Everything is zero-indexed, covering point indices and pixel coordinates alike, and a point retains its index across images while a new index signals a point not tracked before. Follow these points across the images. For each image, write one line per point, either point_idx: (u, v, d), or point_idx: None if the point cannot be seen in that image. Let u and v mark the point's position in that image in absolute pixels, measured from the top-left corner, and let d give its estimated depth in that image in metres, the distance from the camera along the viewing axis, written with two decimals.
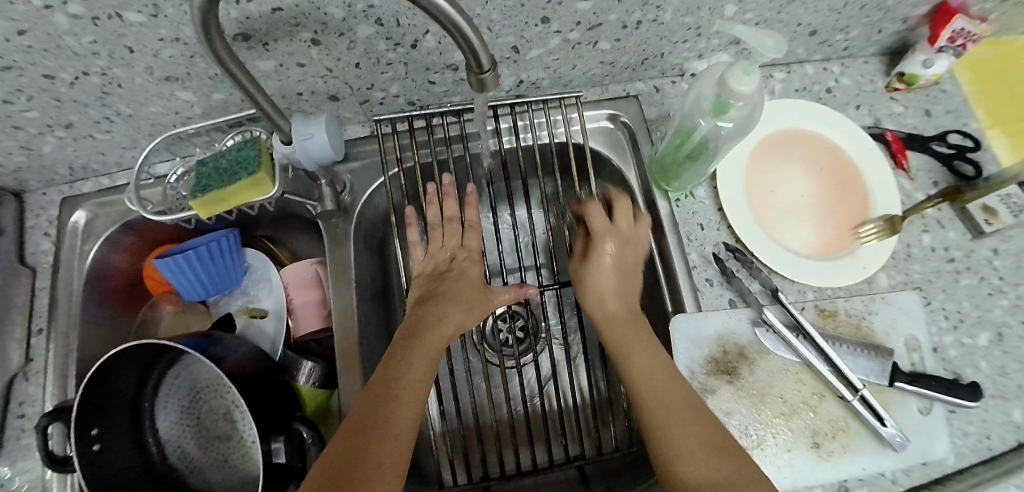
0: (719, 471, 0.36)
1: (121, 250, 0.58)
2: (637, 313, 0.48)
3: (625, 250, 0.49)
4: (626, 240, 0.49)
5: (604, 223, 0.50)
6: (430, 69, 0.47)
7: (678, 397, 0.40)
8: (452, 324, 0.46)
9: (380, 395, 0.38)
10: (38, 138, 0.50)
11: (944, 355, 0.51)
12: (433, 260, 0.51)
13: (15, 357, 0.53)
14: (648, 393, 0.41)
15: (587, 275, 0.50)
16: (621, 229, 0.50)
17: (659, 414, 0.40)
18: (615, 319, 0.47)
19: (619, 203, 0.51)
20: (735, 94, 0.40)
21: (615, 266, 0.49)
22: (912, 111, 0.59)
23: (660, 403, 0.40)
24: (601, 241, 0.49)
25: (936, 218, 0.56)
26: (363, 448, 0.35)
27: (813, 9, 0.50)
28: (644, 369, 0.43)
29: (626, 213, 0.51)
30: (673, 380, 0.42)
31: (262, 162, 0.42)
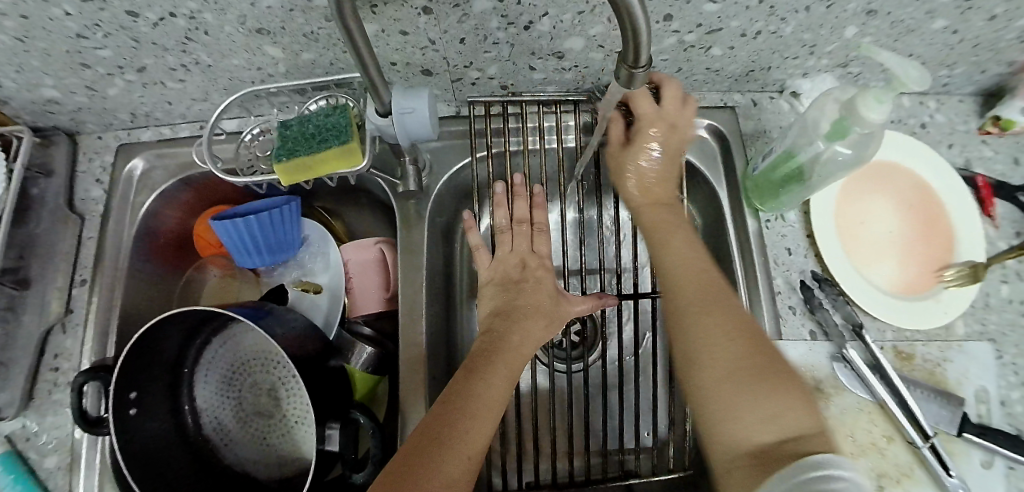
0: (773, 418, 0.32)
1: (176, 206, 0.56)
2: (681, 216, 0.46)
3: (671, 135, 0.48)
4: (674, 124, 0.48)
5: (654, 107, 0.48)
6: (535, 53, 0.44)
7: (723, 302, 0.37)
8: (531, 340, 0.44)
9: (458, 410, 0.37)
10: (106, 79, 0.46)
11: (1010, 410, 0.50)
12: (505, 267, 0.49)
13: (55, 307, 0.50)
14: (684, 295, 0.39)
15: (624, 160, 0.49)
16: (670, 113, 0.48)
17: (694, 317, 0.37)
18: (656, 214, 0.46)
19: (669, 84, 0.48)
20: (862, 121, 0.38)
21: (663, 150, 0.48)
22: (1002, 157, 0.57)
23: (701, 307, 0.37)
24: (647, 124, 0.48)
25: (1016, 269, 0.54)
26: (434, 461, 0.33)
27: (929, 42, 0.48)
28: (684, 264, 0.41)
29: (676, 97, 0.48)
30: (716, 284, 0.39)
31: (355, 132, 0.41)
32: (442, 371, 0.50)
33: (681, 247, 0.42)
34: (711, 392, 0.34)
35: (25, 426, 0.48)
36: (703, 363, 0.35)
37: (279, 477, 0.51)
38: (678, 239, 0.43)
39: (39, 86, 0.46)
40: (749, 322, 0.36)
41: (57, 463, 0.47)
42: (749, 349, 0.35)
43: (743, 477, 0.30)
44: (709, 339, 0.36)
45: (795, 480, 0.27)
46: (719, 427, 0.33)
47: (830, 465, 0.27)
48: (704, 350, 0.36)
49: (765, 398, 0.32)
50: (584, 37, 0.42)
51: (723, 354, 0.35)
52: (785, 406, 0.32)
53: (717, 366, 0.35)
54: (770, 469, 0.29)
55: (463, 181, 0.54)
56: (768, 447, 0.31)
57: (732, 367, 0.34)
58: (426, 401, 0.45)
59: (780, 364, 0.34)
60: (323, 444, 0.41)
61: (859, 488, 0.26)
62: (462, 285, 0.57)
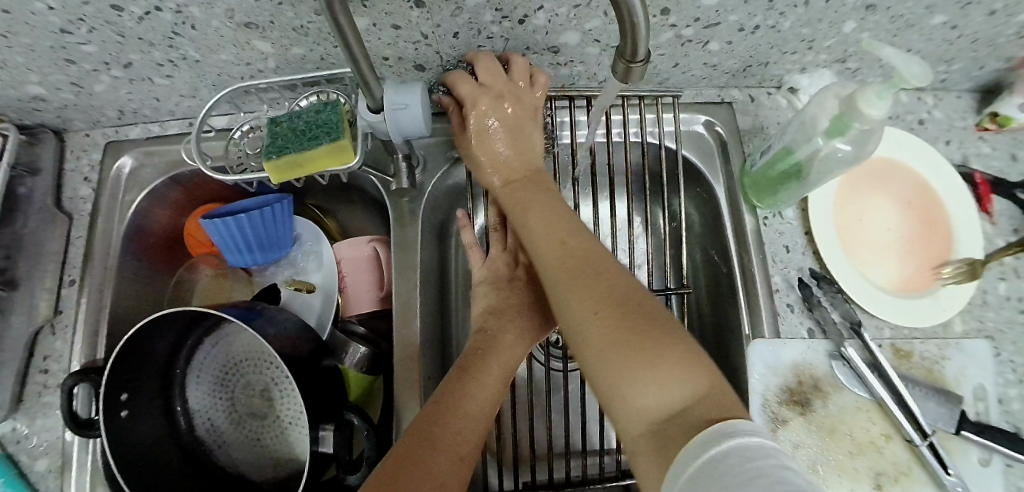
0: (665, 392, 0.28)
1: (164, 205, 0.55)
2: (541, 175, 0.44)
3: (507, 107, 0.43)
4: (506, 97, 0.42)
5: (472, 88, 0.42)
6: (530, 48, 0.44)
7: (587, 274, 0.35)
8: (527, 339, 0.44)
9: (450, 411, 0.36)
10: (92, 75, 0.45)
11: (1007, 407, 0.50)
12: (498, 266, 0.49)
13: (43, 308, 0.50)
14: (559, 275, 0.36)
15: (467, 146, 0.45)
16: (496, 87, 0.42)
17: (568, 302, 0.35)
18: (511, 188, 0.44)
19: (483, 62, 0.42)
20: (862, 117, 0.38)
21: (502, 126, 0.43)
22: (1000, 154, 0.56)
23: (573, 287, 0.35)
24: (476, 109, 0.42)
25: (1014, 266, 0.54)
26: (424, 461, 0.33)
27: (927, 37, 0.48)
28: (557, 245, 0.38)
29: (522, 69, 0.43)
30: (590, 256, 0.36)
31: (346, 128, 0.40)
32: (436, 372, 0.49)
33: (552, 223, 0.40)
34: (600, 373, 0.31)
35: (14, 429, 0.47)
36: (586, 346, 0.33)
37: (274, 478, 0.50)
38: (541, 213, 0.41)
39: (23, 83, 0.45)
40: (628, 287, 0.34)
41: (48, 466, 0.47)
42: (618, 320, 0.32)
43: (649, 463, 0.27)
44: (590, 318, 0.33)
45: (690, 470, 0.23)
46: (618, 410, 0.31)
47: (724, 439, 0.24)
48: (586, 330, 0.33)
49: (649, 366, 0.29)
50: (580, 32, 0.41)
51: (600, 333, 0.32)
52: (669, 367, 0.29)
53: (599, 346, 0.32)
54: (667, 451, 0.26)
55: (458, 177, 0.53)
56: (662, 423, 0.28)
57: (608, 345, 0.31)
58: (420, 401, 0.45)
59: (656, 320, 0.31)
60: (317, 446, 0.41)
61: (755, 456, 0.22)
62: (457, 284, 0.56)
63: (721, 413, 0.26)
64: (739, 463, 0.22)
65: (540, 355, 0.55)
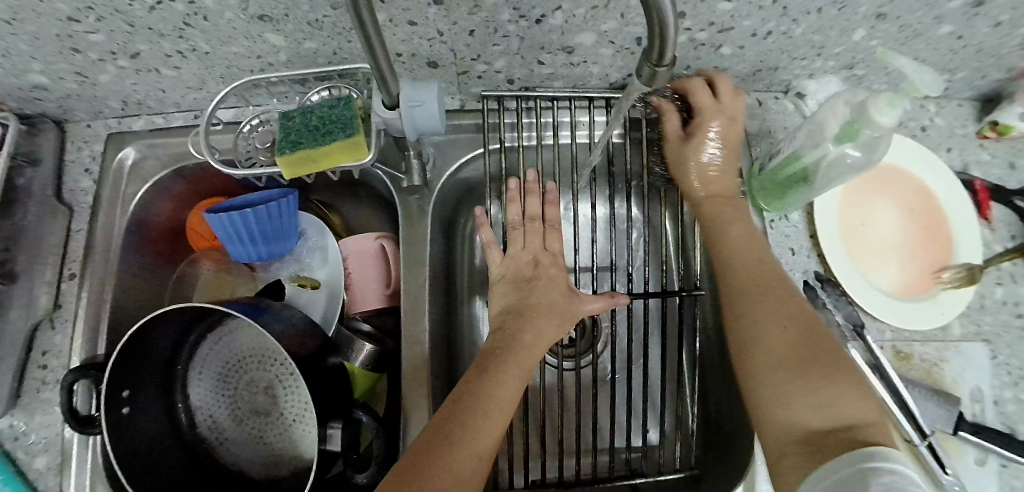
0: (829, 408, 0.33)
1: (167, 198, 0.55)
2: (735, 194, 0.47)
3: (732, 125, 0.47)
4: (731, 116, 0.47)
5: (711, 100, 0.47)
6: (544, 48, 0.44)
7: (776, 291, 0.39)
8: (544, 339, 0.44)
9: (468, 408, 0.36)
10: (97, 65, 0.45)
11: (1003, 409, 0.51)
12: (517, 265, 0.49)
13: (43, 301, 0.49)
14: (742, 287, 0.40)
15: (684, 154, 0.47)
16: (726, 105, 0.47)
17: (749, 310, 0.39)
18: (711, 194, 0.47)
19: (722, 81, 0.47)
20: (873, 124, 0.38)
21: (721, 139, 0.46)
22: (998, 162, 0.58)
23: (764, 299, 0.39)
24: (710, 117, 0.46)
25: (1010, 272, 0.55)
26: (441, 457, 0.33)
27: (933, 46, 0.48)
28: (746, 261, 0.42)
29: (730, 88, 0.47)
30: (773, 275, 0.41)
31: (360, 125, 0.40)
32: (443, 371, 0.49)
33: (744, 239, 0.43)
34: (764, 379, 0.36)
35: (12, 425, 0.47)
36: (754, 353, 0.37)
37: (277, 476, 0.50)
38: (738, 227, 0.44)
39: (26, 72, 0.45)
40: (809, 313, 0.38)
41: (47, 463, 0.46)
42: (798, 339, 0.36)
43: (798, 464, 0.33)
44: (771, 328, 0.37)
45: (845, 471, 0.29)
46: (770, 415, 0.36)
47: (881, 457, 0.29)
48: (763, 340, 0.37)
49: (819, 387, 0.34)
50: (595, 32, 0.42)
51: (776, 344, 0.37)
52: (841, 389, 0.34)
53: (769, 354, 0.37)
54: (822, 456, 0.31)
55: (467, 175, 0.53)
56: (823, 434, 0.33)
57: (783, 359, 0.36)
58: (427, 400, 0.44)
59: (835, 347, 0.36)
60: (323, 444, 0.40)
61: (909, 479, 0.27)
62: (463, 281, 0.56)
63: (887, 441, 0.31)
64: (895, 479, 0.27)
65: (553, 359, 0.56)
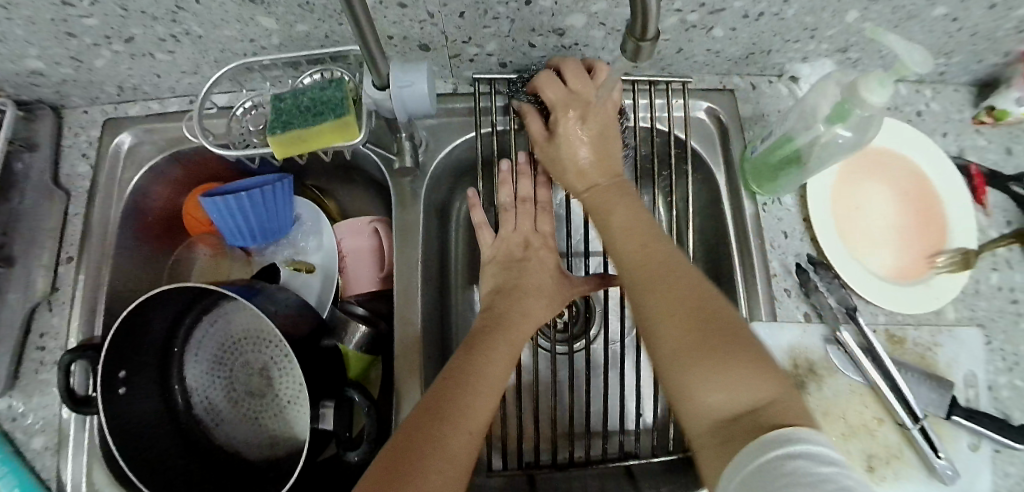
0: (737, 392, 0.29)
1: (164, 182, 0.55)
2: (622, 181, 0.45)
3: (591, 113, 0.46)
4: (588, 102, 0.46)
5: (563, 92, 0.45)
6: (535, 30, 0.44)
7: (669, 273, 0.36)
8: (532, 319, 0.44)
9: (457, 386, 0.36)
10: (93, 49, 0.45)
11: (996, 394, 0.51)
12: (508, 246, 0.49)
13: (40, 283, 0.49)
14: (635, 275, 0.38)
15: (556, 153, 0.47)
16: (585, 95, 0.45)
17: (643, 298, 0.36)
18: (596, 185, 0.45)
19: (598, 69, 0.46)
20: (863, 104, 0.38)
21: (585, 130, 0.46)
22: (995, 147, 0.57)
23: (653, 285, 0.36)
24: (564, 113, 0.46)
25: (1006, 257, 0.55)
26: (436, 434, 0.32)
27: (928, 29, 0.48)
28: (636, 249, 0.39)
29: (578, 72, 0.45)
30: (663, 257, 0.37)
31: (351, 105, 0.40)
32: (435, 353, 0.50)
33: (630, 225, 0.41)
34: (667, 366, 0.32)
35: (10, 406, 0.47)
36: (655, 343, 0.34)
37: (272, 457, 0.51)
38: (622, 213, 0.42)
39: (23, 57, 0.45)
40: (704, 287, 0.34)
41: (45, 444, 0.47)
42: (692, 318, 0.32)
43: (713, 461, 0.28)
44: (660, 321, 0.33)
45: (754, 465, 0.25)
46: (684, 407, 0.31)
47: (787, 442, 0.25)
48: (661, 326, 0.33)
49: (717, 368, 0.30)
50: (585, 14, 0.42)
51: (667, 337, 0.33)
52: (741, 366, 0.30)
53: (670, 338, 0.32)
54: (732, 448, 0.27)
55: (459, 159, 0.53)
56: (732, 422, 0.28)
57: (682, 340, 0.32)
58: (421, 381, 0.45)
59: (738, 325, 0.32)
60: (317, 423, 0.41)
61: (817, 463, 0.23)
62: (456, 265, 0.56)
63: (796, 422, 0.26)
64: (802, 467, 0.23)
65: (545, 341, 0.57)
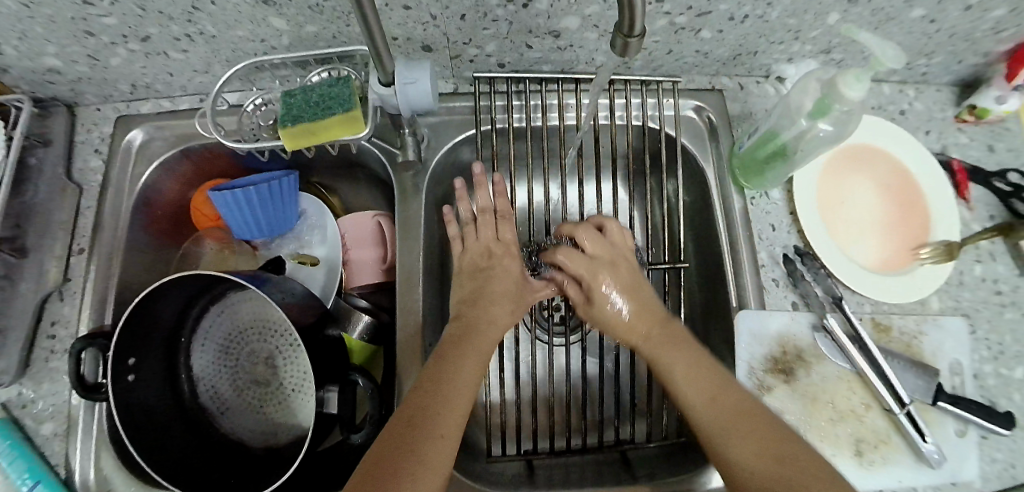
0: None
1: (173, 177, 0.57)
2: (662, 312, 0.48)
3: (619, 270, 0.50)
4: (615, 242, 0.52)
5: (586, 261, 0.50)
6: (532, 32, 0.46)
7: (740, 411, 0.39)
8: (500, 324, 0.46)
9: (429, 396, 0.38)
10: (109, 48, 0.47)
11: (982, 382, 0.52)
12: (470, 256, 0.50)
13: (53, 273, 0.51)
14: (709, 411, 0.40)
15: (598, 323, 0.50)
16: (602, 255, 0.51)
17: (727, 438, 0.38)
18: (648, 324, 0.47)
19: (610, 228, 0.53)
20: (842, 99, 0.40)
21: (619, 287, 0.49)
22: (977, 144, 0.59)
23: (729, 421, 0.39)
24: (596, 277, 0.50)
25: (989, 250, 0.56)
26: (410, 447, 0.35)
27: (907, 30, 0.50)
28: (695, 383, 0.42)
29: (591, 235, 0.52)
30: (724, 390, 0.41)
31: (358, 100, 0.42)
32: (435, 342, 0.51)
33: (685, 357, 0.43)
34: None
35: (21, 393, 0.49)
36: (755, 480, 0.36)
37: (276, 446, 0.52)
38: (675, 347, 0.45)
39: (41, 55, 0.47)
40: (770, 417, 0.39)
41: (54, 430, 0.48)
42: (783, 450, 0.37)
43: None
44: (746, 450, 0.37)
45: None
46: None
47: None
48: (756, 464, 0.36)
49: (826, 490, 0.34)
50: (579, 16, 0.44)
51: (764, 468, 0.36)
52: (840, 489, 0.34)
53: (772, 471, 0.35)
54: None
55: (459, 155, 0.55)
56: None
57: (785, 476, 0.35)
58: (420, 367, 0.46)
59: (808, 448, 0.37)
60: (323, 406, 0.42)
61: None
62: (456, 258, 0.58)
63: None
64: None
65: (544, 335, 0.58)
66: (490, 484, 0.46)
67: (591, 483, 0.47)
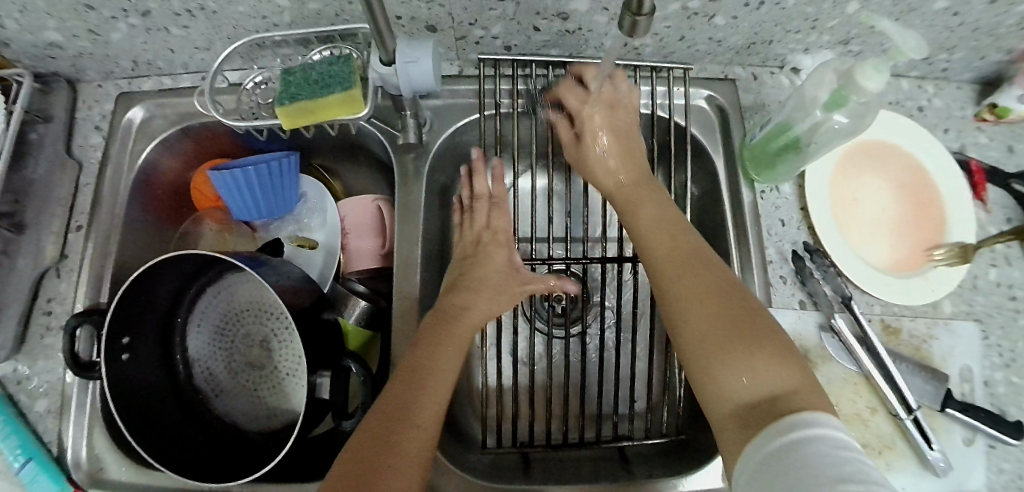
0: (763, 375, 0.30)
1: (174, 156, 0.57)
2: (647, 179, 0.46)
3: (615, 114, 0.48)
4: (613, 104, 0.48)
5: (584, 97, 0.48)
6: (540, 13, 0.44)
7: (696, 265, 0.37)
8: (483, 311, 0.45)
9: (416, 382, 0.38)
10: (110, 22, 0.46)
11: (993, 390, 0.51)
12: (461, 244, 0.50)
13: (50, 250, 0.50)
14: (664, 260, 0.39)
15: (585, 157, 0.48)
16: (602, 96, 0.48)
17: (674, 283, 0.37)
18: (628, 183, 0.46)
19: (618, 81, 0.49)
20: (859, 90, 0.39)
21: (608, 132, 0.48)
22: (996, 145, 0.57)
23: (680, 273, 0.37)
24: (589, 117, 0.48)
25: (1005, 254, 0.55)
26: (397, 435, 0.34)
27: (930, 22, 0.49)
28: (662, 240, 0.40)
29: (596, 78, 0.48)
30: (690, 249, 0.39)
31: (358, 79, 0.41)
32: None
33: (657, 220, 0.42)
34: (694, 352, 0.34)
35: (16, 369, 0.48)
36: (685, 332, 0.35)
37: (269, 429, 0.51)
38: (650, 210, 0.43)
39: (42, 28, 0.46)
40: (728, 281, 0.36)
41: (47, 407, 0.48)
42: (721, 310, 0.34)
43: (735, 440, 0.29)
44: (689, 312, 0.35)
45: (773, 445, 0.26)
46: (707, 392, 0.33)
47: (805, 426, 0.26)
48: (689, 315, 0.35)
49: (745, 350, 0.32)
50: None
51: (707, 328, 0.33)
52: (763, 354, 0.31)
53: (698, 324, 0.34)
54: (752, 430, 0.28)
55: (462, 139, 0.54)
56: (752, 407, 0.29)
57: (711, 329, 0.33)
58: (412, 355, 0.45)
59: (757, 313, 0.34)
60: (314, 392, 0.42)
61: (838, 449, 0.24)
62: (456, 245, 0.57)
63: (811, 407, 0.27)
64: (818, 451, 0.24)
65: (542, 325, 0.57)
66: (484, 476, 0.45)
67: (586, 479, 0.46)
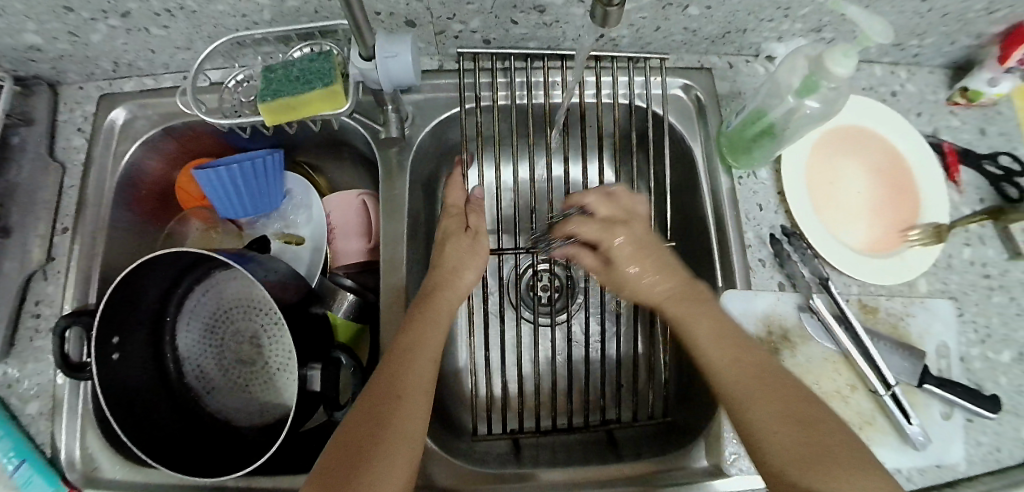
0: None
1: (158, 156, 0.57)
2: (691, 283, 0.45)
3: (634, 228, 0.47)
4: (625, 220, 0.48)
5: (597, 225, 0.47)
6: (517, 7, 0.45)
7: (767, 384, 0.38)
8: (459, 287, 0.46)
9: (401, 363, 0.39)
10: (90, 24, 0.46)
11: (969, 365, 0.52)
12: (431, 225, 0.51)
13: (36, 253, 0.50)
14: (733, 380, 0.39)
15: (620, 278, 0.47)
16: (611, 216, 0.48)
17: (751, 402, 0.37)
18: (671, 295, 0.45)
19: (619, 192, 0.49)
20: (829, 75, 0.40)
21: (629, 244, 0.46)
22: (968, 127, 0.59)
23: (756, 392, 0.38)
24: (609, 237, 0.47)
25: (978, 233, 0.56)
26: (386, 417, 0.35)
27: (899, 9, 0.50)
28: (723, 351, 0.41)
29: (603, 199, 0.48)
30: (754, 361, 0.40)
31: (339, 75, 0.42)
32: None
33: (715, 331, 0.42)
34: (786, 470, 0.33)
35: (5, 372, 0.48)
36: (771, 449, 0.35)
37: (260, 424, 0.52)
38: (704, 319, 0.42)
39: (21, 31, 0.46)
40: (801, 397, 0.37)
41: (39, 409, 0.48)
42: (804, 424, 0.35)
43: None
44: (776, 433, 0.35)
45: None
46: None
47: None
48: (776, 435, 0.35)
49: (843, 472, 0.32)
50: None
51: (794, 442, 0.34)
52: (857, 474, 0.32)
53: (789, 447, 0.34)
54: None
55: (444, 133, 0.55)
56: None
57: (801, 450, 0.34)
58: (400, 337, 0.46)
59: (832, 428, 0.35)
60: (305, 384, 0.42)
61: None
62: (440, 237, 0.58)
63: None
64: None
65: (528, 312, 0.58)
66: (474, 463, 0.46)
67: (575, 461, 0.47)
